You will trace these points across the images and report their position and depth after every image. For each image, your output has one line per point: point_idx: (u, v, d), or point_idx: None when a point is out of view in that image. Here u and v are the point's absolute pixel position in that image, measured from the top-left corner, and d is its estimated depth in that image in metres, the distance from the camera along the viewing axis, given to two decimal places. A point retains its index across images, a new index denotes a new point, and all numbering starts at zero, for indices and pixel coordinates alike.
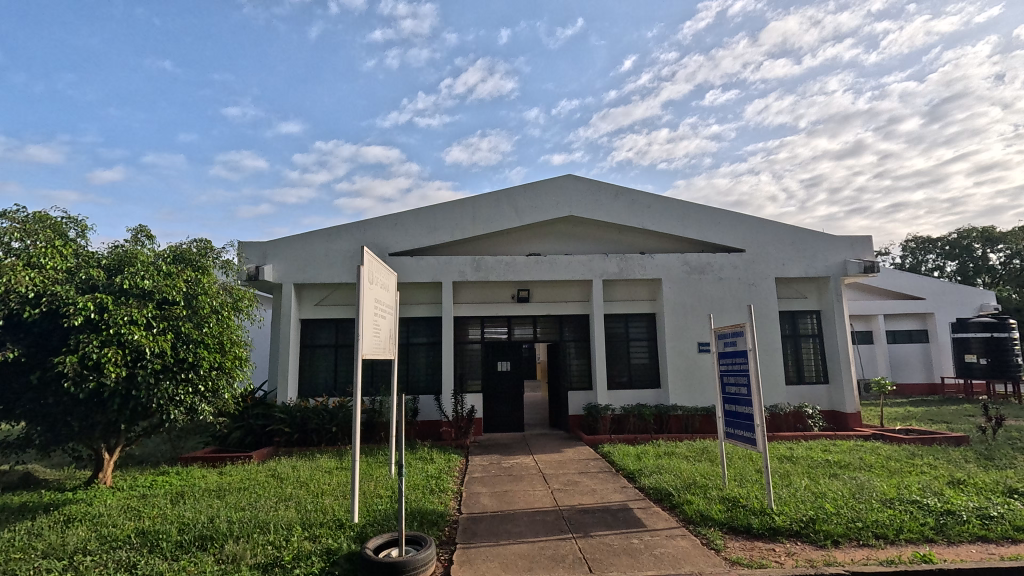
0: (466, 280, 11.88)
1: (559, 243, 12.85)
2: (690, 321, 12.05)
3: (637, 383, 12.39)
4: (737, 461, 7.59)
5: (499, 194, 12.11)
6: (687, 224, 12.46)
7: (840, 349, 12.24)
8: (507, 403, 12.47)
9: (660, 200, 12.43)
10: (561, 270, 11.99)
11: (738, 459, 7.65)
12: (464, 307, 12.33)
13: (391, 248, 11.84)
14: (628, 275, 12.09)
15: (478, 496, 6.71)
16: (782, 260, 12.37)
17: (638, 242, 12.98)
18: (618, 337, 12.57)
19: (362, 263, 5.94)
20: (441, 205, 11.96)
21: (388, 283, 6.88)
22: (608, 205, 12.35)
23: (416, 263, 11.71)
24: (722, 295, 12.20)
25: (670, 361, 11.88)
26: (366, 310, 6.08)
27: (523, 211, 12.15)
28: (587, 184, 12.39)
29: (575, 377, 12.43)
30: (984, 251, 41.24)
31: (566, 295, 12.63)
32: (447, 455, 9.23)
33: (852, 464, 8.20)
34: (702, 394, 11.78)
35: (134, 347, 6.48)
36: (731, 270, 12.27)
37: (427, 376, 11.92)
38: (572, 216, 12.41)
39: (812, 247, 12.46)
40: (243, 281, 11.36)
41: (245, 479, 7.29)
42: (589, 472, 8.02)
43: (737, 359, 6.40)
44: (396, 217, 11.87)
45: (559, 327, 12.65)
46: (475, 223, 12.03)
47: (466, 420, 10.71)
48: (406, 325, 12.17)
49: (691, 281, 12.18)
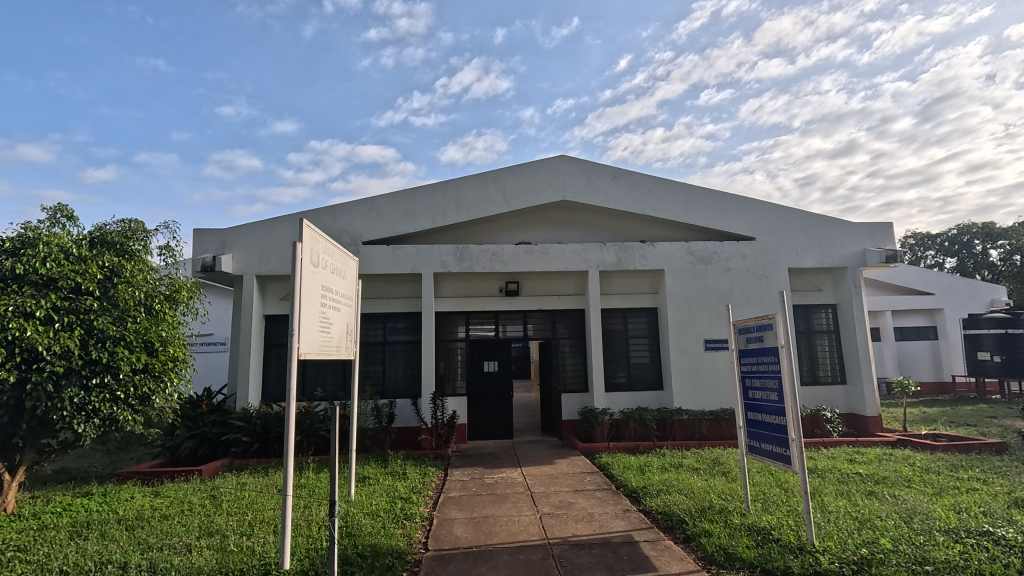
0: (448, 272, 10.73)
1: (552, 231, 11.70)
2: (696, 317, 10.94)
3: (637, 384, 11.30)
4: (759, 479, 6.47)
5: (486, 176, 10.98)
6: (692, 209, 11.35)
7: (860, 346, 11.16)
8: (493, 407, 11.31)
9: (662, 183, 11.32)
10: (554, 260, 10.86)
11: (759, 477, 6.53)
12: (447, 301, 11.23)
13: (366, 236, 10.67)
14: (627, 266, 10.97)
15: (450, 525, 5.55)
16: (795, 249, 11.30)
17: (638, 231, 11.85)
18: (616, 334, 11.47)
19: (301, 239, 4.69)
20: (421, 188, 10.83)
21: (338, 264, 5.65)
22: (605, 189, 11.23)
23: (392, 253, 10.57)
24: (731, 288, 11.09)
25: (674, 360, 10.76)
26: (308, 301, 4.84)
27: (512, 196, 11.02)
28: (582, 165, 11.27)
29: (569, 379, 11.29)
30: (984, 247, 40.53)
31: (560, 288, 11.48)
32: (422, 469, 8.08)
33: (888, 478, 7.09)
34: (710, 396, 10.66)
35: (27, 346, 5.33)
36: (740, 260, 11.19)
37: (406, 378, 10.77)
38: (565, 201, 11.27)
39: (829, 235, 11.38)
40: (198, 273, 10.17)
41: (177, 505, 6.09)
42: (584, 490, 6.88)
43: (764, 358, 5.26)
44: (371, 202, 10.72)
45: (552, 324, 11.51)
46: (459, 209, 10.88)
47: (445, 427, 9.35)
48: (382, 321, 11.03)
49: (697, 272, 11.09)
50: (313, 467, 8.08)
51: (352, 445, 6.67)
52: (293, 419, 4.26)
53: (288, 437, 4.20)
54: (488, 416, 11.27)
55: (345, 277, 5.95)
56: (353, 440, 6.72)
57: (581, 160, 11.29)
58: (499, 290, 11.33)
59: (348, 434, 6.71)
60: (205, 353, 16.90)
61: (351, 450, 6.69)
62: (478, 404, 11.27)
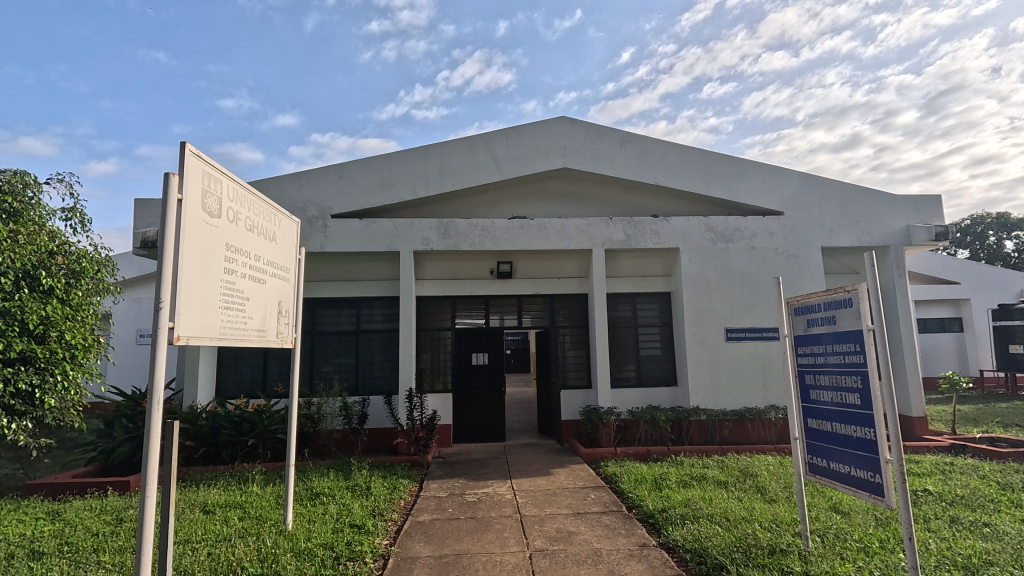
0: (431, 250, 9.31)
1: (551, 205, 10.23)
2: (717, 303, 9.51)
3: (647, 380, 9.89)
4: (815, 510, 5.05)
5: (474, 140, 9.55)
6: (712, 179, 9.89)
7: (905, 337, 9.69)
8: (484, 406, 9.88)
9: (677, 149, 9.87)
10: (553, 237, 9.42)
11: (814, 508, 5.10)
12: (429, 285, 9.82)
13: (335, 208, 9.24)
14: (637, 244, 9.54)
15: (410, 569, 4.17)
16: (829, 225, 9.85)
17: (649, 204, 10.35)
18: (624, 323, 10.07)
19: (181, 169, 3.22)
20: (399, 154, 9.41)
21: (256, 217, 4.19)
22: (612, 156, 9.78)
23: (366, 227, 9.15)
24: (756, 269, 9.65)
25: (690, 352, 9.33)
26: (196, 262, 3.34)
27: (504, 163, 9.58)
28: (584, 128, 9.83)
29: (570, 373, 9.88)
30: (999, 239, 38.95)
31: (559, 270, 10.04)
32: (391, 481, 6.70)
33: (969, 498, 5.66)
34: (732, 394, 9.24)
35: None
36: (766, 238, 9.75)
37: (382, 372, 9.38)
38: (566, 170, 9.82)
39: (868, 209, 9.92)
40: (139, 249, 8.78)
41: (62, 535, 4.74)
42: (587, 513, 5.48)
43: (836, 346, 3.83)
44: (341, 169, 9.30)
45: (550, 311, 10.08)
46: (444, 178, 9.45)
47: (424, 429, 8.01)
48: (356, 307, 9.61)
49: (716, 251, 9.66)
50: (260, 480, 6.73)
51: (291, 457, 4.98)
52: (158, 419, 2.89)
53: (151, 446, 2.89)
54: (477, 416, 9.85)
55: (272, 238, 4.48)
56: (291, 449, 5.01)
57: (584, 123, 9.84)
58: (491, 272, 9.91)
59: (287, 439, 5.01)
60: (133, 344, 15.61)
61: (290, 462, 4.99)
62: (466, 402, 9.87)
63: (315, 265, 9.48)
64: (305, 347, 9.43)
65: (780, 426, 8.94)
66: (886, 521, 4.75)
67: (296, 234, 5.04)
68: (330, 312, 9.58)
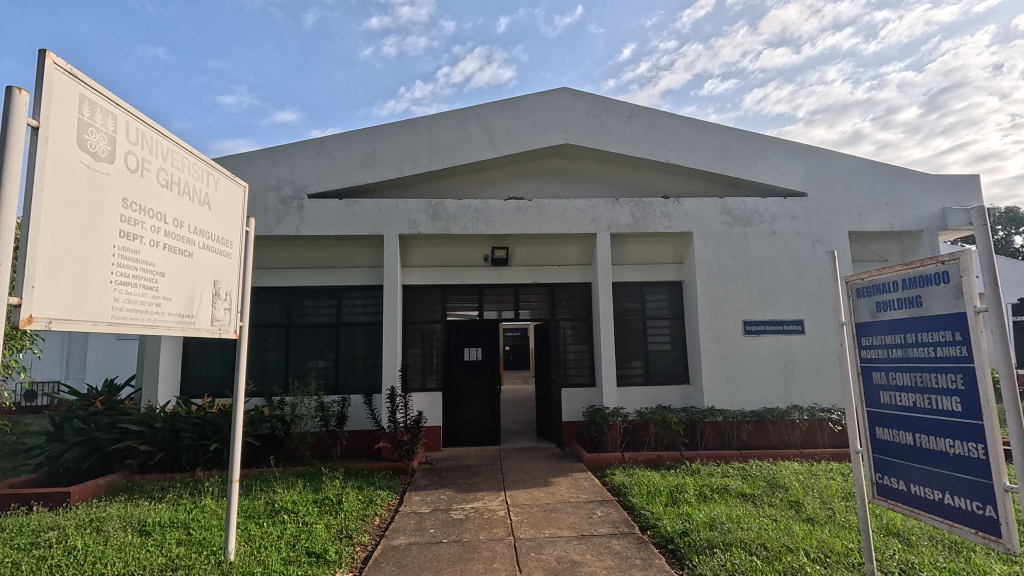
0: (419, 234, 8.44)
1: (551, 186, 9.33)
2: (734, 293, 8.64)
3: (657, 378, 9.02)
4: (880, 540, 4.13)
5: (466, 113, 8.66)
6: (728, 157, 9.00)
7: None
8: (477, 406, 9.00)
9: (690, 124, 8.98)
10: (553, 221, 8.55)
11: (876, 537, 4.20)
12: (417, 273, 8.93)
13: (312, 187, 8.35)
14: (645, 228, 8.66)
15: None
16: (857, 207, 8.97)
17: (659, 185, 9.44)
18: (631, 315, 9.20)
19: (40, 86, 2.34)
20: (383, 128, 8.52)
21: (177, 172, 3.29)
22: (618, 131, 8.89)
23: (346, 209, 8.27)
24: (777, 257, 8.77)
25: (705, 347, 8.46)
26: (59, 217, 2.45)
27: (499, 138, 8.69)
28: (588, 100, 8.94)
29: (571, 370, 9.00)
30: (1010, 233, 38.01)
31: (560, 257, 9.15)
32: (367, 494, 5.83)
33: None
34: (751, 393, 8.39)
35: None
36: (788, 222, 8.87)
37: (365, 369, 8.51)
38: (568, 146, 8.93)
39: (899, 189, 9.03)
40: None
41: None
42: (593, 536, 4.62)
43: (921, 335, 2.96)
44: (319, 144, 8.42)
45: (550, 301, 9.20)
46: (433, 154, 8.57)
47: (408, 434, 7.10)
48: (336, 297, 8.73)
49: (733, 236, 8.77)
50: (215, 493, 5.85)
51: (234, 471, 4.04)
52: None
53: None
54: (470, 418, 8.97)
55: (203, 202, 3.57)
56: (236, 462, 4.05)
57: (587, 95, 8.96)
58: (485, 259, 9.03)
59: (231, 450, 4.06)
60: None
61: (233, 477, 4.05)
62: (458, 402, 8.99)
63: (292, 251, 8.61)
64: (280, 340, 8.56)
65: (805, 429, 8.01)
66: (969, 558, 3.79)
67: (242, 202, 4.13)
68: (307, 303, 8.69)
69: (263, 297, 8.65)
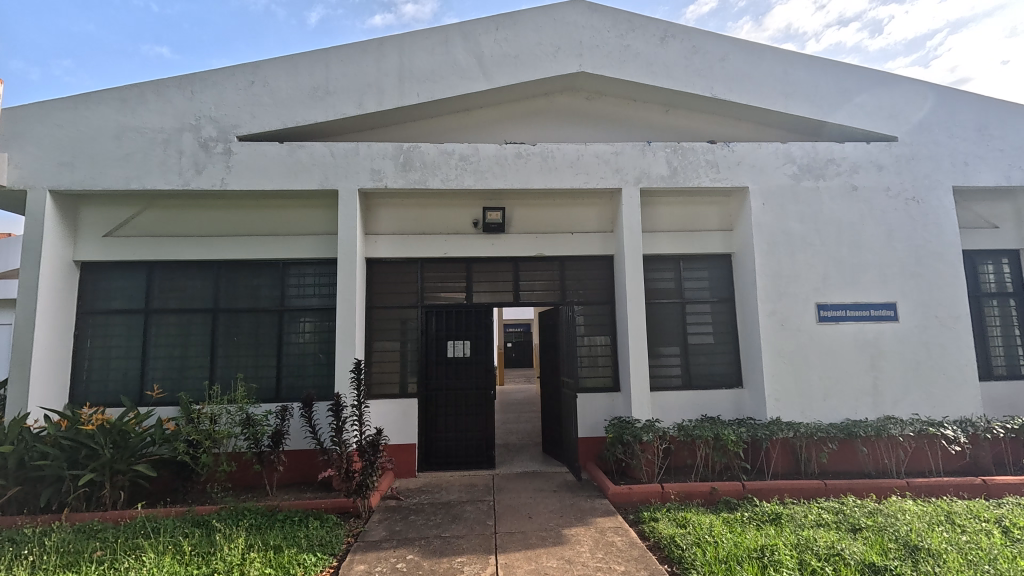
0: (385, 190, 6.38)
1: (560, 132, 7.23)
2: (804, 267, 6.51)
3: (698, 379, 6.92)
4: None
5: (448, 31, 6.57)
6: (793, 91, 6.85)
7: None
8: (464, 417, 6.90)
9: (743, 47, 6.85)
10: (564, 171, 6.45)
11: None
12: (385, 242, 6.85)
13: (244, 127, 6.26)
14: (685, 182, 6.54)
15: None
16: (963, 154, 6.82)
17: (700, 130, 7.31)
18: (663, 297, 7.11)
19: None
20: (338, 51, 6.42)
21: None
22: (650, 56, 6.76)
23: (287, 155, 6.21)
24: (860, 220, 6.63)
25: (766, 339, 6.36)
26: None
27: (493, 63, 6.58)
28: (609, 15, 6.81)
29: (586, 370, 6.90)
30: None
31: (572, 222, 7.05)
32: (281, 562, 3.75)
33: None
34: (828, 399, 6.28)
35: None
36: (873, 174, 6.73)
37: (316, 368, 6.49)
38: (583, 77, 6.82)
39: (1018, 132, 6.88)
40: None
41: None
42: None
43: None
44: (253, 70, 6.33)
45: (558, 280, 7.11)
46: (405, 85, 6.48)
47: (361, 459, 5.04)
48: (280, 274, 6.67)
49: (802, 193, 6.65)
50: (30, 565, 3.76)
51: None
52: None
53: None
54: (454, 432, 6.87)
55: None
56: None
57: (608, 9, 6.83)
58: (474, 225, 6.94)
59: None
60: None
61: None
62: (439, 413, 6.88)
63: (221, 213, 6.58)
64: (205, 329, 6.52)
65: (910, 451, 5.94)
66: None
67: None
68: (243, 281, 6.64)
69: (183, 274, 6.60)
